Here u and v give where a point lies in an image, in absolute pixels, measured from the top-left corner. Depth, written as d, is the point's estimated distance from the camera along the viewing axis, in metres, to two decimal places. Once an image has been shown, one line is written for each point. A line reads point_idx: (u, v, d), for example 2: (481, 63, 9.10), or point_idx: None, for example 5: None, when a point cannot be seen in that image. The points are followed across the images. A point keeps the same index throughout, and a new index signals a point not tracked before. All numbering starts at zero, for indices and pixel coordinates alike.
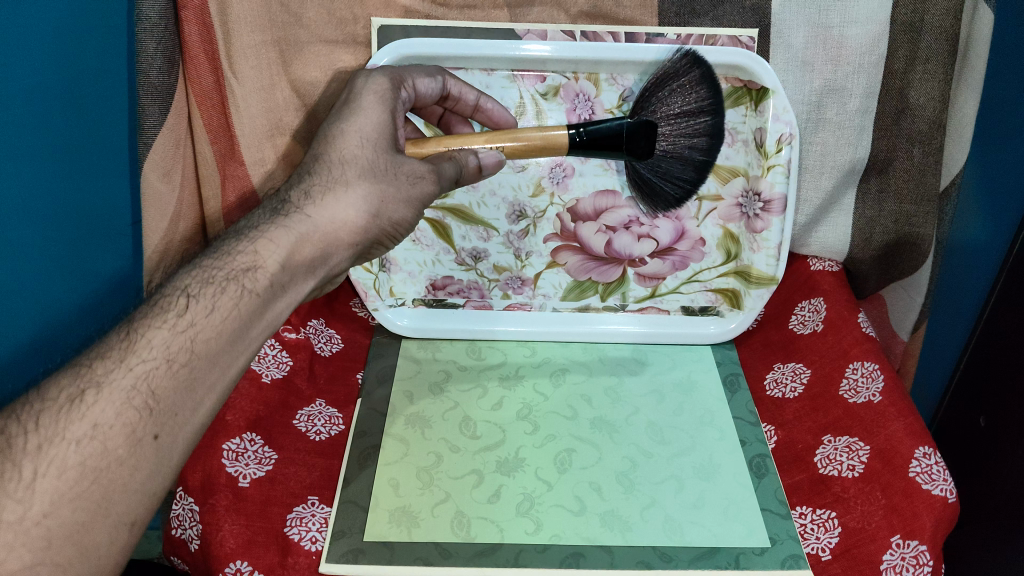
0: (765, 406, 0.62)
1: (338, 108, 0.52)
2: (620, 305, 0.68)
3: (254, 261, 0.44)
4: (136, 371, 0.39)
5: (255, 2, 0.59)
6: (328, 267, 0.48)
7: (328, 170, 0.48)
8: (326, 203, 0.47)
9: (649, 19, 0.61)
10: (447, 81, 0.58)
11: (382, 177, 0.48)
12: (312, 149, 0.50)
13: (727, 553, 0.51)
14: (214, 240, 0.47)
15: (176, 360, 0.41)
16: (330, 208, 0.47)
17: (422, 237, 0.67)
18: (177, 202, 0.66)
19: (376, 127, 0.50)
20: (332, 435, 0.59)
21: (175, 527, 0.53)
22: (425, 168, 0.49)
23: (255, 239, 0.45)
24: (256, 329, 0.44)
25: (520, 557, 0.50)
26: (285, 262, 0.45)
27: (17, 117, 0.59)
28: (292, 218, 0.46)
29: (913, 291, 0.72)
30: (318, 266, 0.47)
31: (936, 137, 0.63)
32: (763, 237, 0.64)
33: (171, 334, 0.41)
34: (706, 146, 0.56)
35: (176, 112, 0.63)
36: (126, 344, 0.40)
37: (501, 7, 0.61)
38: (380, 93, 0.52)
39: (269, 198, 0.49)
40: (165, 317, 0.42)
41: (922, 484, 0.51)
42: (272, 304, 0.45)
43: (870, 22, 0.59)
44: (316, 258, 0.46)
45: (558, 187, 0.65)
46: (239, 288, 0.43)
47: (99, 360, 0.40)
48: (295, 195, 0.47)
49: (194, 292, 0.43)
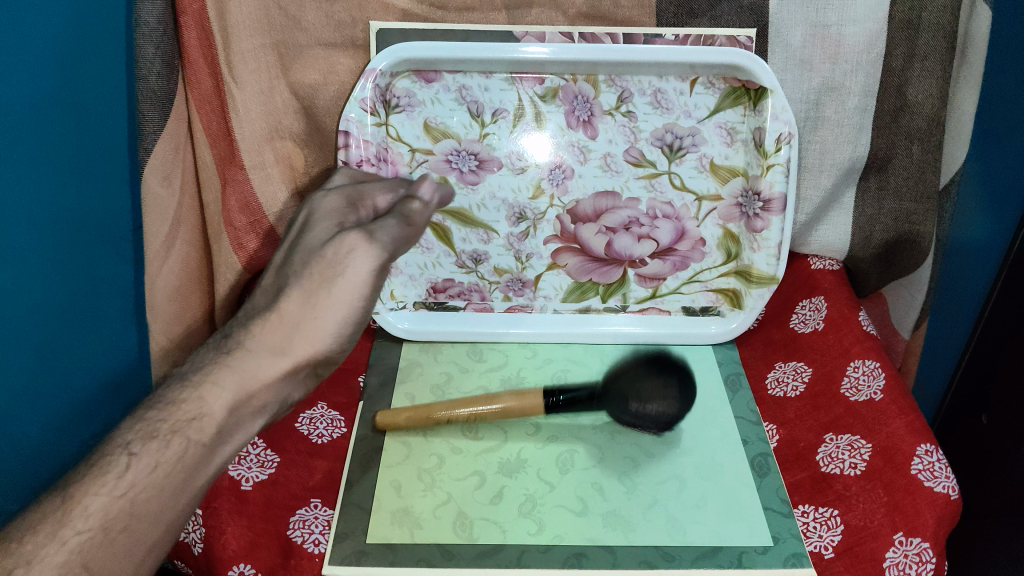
0: (767, 405, 0.62)
1: (294, 233, 0.49)
2: (620, 306, 0.68)
3: (198, 410, 0.42)
4: (69, 546, 0.39)
5: (255, 7, 0.60)
6: (281, 403, 0.46)
7: (269, 303, 0.45)
8: (269, 334, 0.44)
9: (647, 20, 0.62)
10: (410, 185, 0.52)
11: (313, 285, 0.43)
12: (267, 279, 0.48)
13: (729, 552, 0.51)
14: (161, 384, 0.45)
15: (112, 527, 0.40)
16: (275, 339, 0.44)
17: (422, 239, 0.67)
18: (178, 205, 0.66)
19: (316, 238, 0.46)
20: (335, 438, 0.59)
21: (179, 530, 0.53)
22: (351, 247, 0.43)
23: (200, 384, 0.43)
24: (203, 476, 0.43)
25: (522, 558, 0.50)
26: (230, 408, 0.43)
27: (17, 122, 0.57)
28: (234, 357, 0.44)
29: (914, 289, 0.73)
30: (268, 407, 0.45)
31: (935, 134, 0.63)
32: (763, 237, 0.64)
33: (108, 500, 0.40)
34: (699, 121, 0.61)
35: (176, 116, 0.63)
36: (62, 510, 0.39)
37: (499, 9, 0.61)
38: (331, 211, 0.49)
39: (224, 329, 0.48)
40: (103, 480, 0.40)
41: (924, 481, 0.51)
42: (219, 451, 0.44)
43: (868, 20, 0.59)
44: (266, 400, 0.44)
45: (558, 188, 0.65)
46: (182, 442, 0.42)
47: (30, 534, 0.39)
48: (241, 330, 0.45)
49: (135, 448, 0.41)
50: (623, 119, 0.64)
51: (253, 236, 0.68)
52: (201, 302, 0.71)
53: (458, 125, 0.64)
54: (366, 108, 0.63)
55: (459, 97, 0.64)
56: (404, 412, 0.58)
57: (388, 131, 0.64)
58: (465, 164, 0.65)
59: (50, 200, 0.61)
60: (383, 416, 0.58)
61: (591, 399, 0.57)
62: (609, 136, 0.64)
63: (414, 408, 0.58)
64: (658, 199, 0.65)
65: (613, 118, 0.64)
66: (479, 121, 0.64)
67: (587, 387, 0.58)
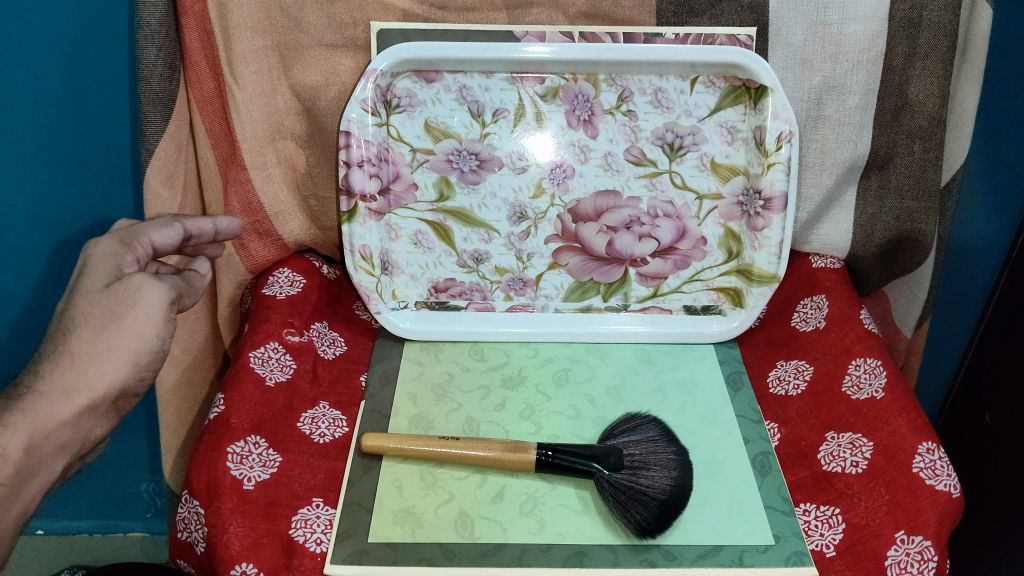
0: (769, 404, 0.61)
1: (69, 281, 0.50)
2: (622, 305, 0.68)
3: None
4: None
5: (256, 9, 0.60)
6: (82, 442, 0.49)
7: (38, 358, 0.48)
8: (42, 400, 0.46)
9: (647, 19, 0.62)
10: (185, 225, 0.55)
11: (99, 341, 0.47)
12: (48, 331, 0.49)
13: (731, 551, 0.51)
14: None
15: None
16: (46, 405, 0.46)
17: (424, 239, 0.67)
18: (180, 207, 0.68)
19: (96, 283, 0.49)
20: (337, 437, 0.58)
21: (181, 530, 0.53)
22: (123, 305, 0.48)
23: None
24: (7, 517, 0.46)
25: (524, 557, 0.50)
26: (25, 450, 0.46)
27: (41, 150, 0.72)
28: (24, 405, 0.46)
29: (916, 288, 0.73)
30: (71, 445, 0.48)
31: (936, 133, 0.63)
32: (764, 235, 0.64)
33: None
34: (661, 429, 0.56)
35: (178, 117, 0.64)
36: None
37: (499, 9, 0.61)
38: (108, 254, 0.50)
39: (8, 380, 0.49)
40: None
41: (926, 479, 0.51)
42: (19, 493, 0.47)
43: (869, 18, 0.60)
44: (64, 438, 0.48)
45: (558, 188, 0.65)
46: None
47: None
48: (25, 382, 0.47)
49: None
50: (623, 119, 0.64)
51: (255, 236, 0.68)
52: (205, 303, 0.73)
53: (459, 125, 0.64)
54: (367, 108, 0.62)
55: (459, 97, 0.64)
56: (398, 437, 0.56)
57: (389, 131, 0.64)
58: (465, 163, 0.65)
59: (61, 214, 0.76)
60: (374, 438, 0.56)
61: (590, 469, 0.54)
62: (609, 135, 0.64)
63: (410, 437, 0.56)
64: (658, 198, 0.65)
65: (614, 117, 0.64)
66: (480, 121, 0.64)
67: (592, 448, 0.55)
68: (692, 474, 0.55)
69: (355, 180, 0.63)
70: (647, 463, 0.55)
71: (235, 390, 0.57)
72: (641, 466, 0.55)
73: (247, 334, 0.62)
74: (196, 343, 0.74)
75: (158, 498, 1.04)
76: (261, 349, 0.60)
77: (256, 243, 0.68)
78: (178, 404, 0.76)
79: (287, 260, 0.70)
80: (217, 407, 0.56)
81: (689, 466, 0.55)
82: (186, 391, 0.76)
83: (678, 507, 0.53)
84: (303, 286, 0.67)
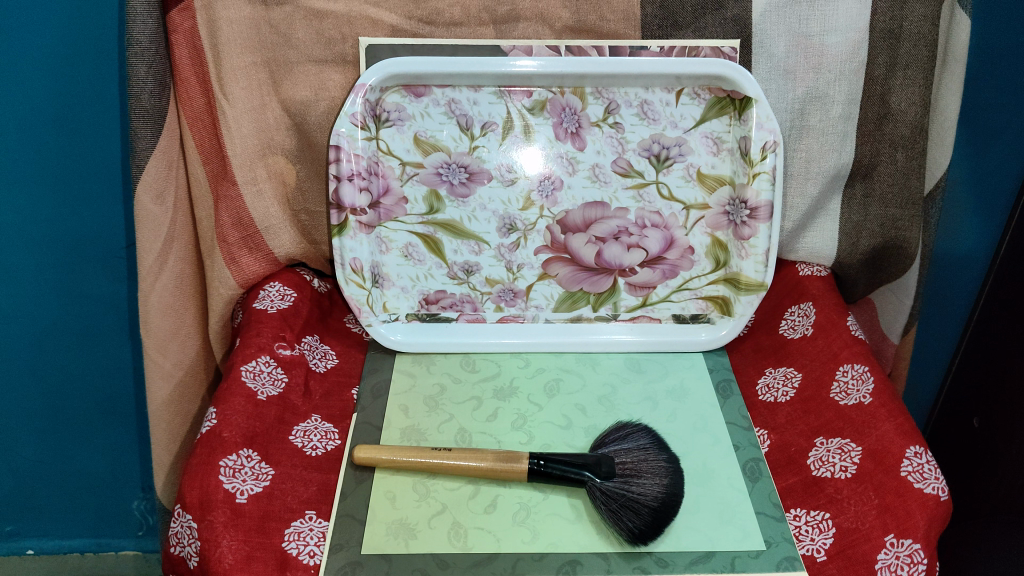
0: (758, 411, 0.62)
1: None
2: (611, 316, 0.69)
3: None
4: None
5: (245, 25, 0.61)
6: None
7: None
8: None
9: (632, 32, 0.63)
10: None
11: None
12: None
13: (723, 557, 0.51)
14: None
15: None
16: None
17: (414, 252, 0.68)
18: (171, 223, 0.68)
19: None
20: (328, 450, 0.58)
21: (174, 545, 0.53)
22: None
23: None
24: None
25: (517, 566, 0.50)
26: None
27: (39, 163, 0.76)
28: None
29: (902, 294, 0.74)
30: None
31: (919, 141, 0.64)
32: (751, 244, 0.65)
33: None
34: (661, 463, 0.56)
35: (168, 134, 0.65)
36: None
37: (487, 23, 0.62)
38: None
39: None
40: None
41: (914, 483, 0.52)
42: None
43: (850, 29, 0.61)
44: None
45: (547, 200, 0.66)
46: None
47: None
48: None
49: None
50: (610, 131, 0.65)
51: (246, 251, 0.68)
52: (196, 317, 0.73)
53: (448, 138, 0.65)
54: (357, 123, 0.63)
55: (448, 111, 0.64)
56: (391, 450, 0.56)
57: (379, 145, 0.65)
58: (455, 176, 0.66)
59: (56, 226, 0.80)
60: (367, 451, 0.56)
61: (583, 477, 0.54)
62: (597, 147, 0.65)
63: (403, 450, 0.56)
64: (647, 209, 0.66)
65: (601, 129, 0.65)
66: (469, 134, 0.65)
67: (585, 457, 0.56)
68: (683, 481, 0.55)
69: (346, 194, 0.64)
70: (640, 471, 0.55)
71: (227, 404, 0.57)
72: (633, 475, 0.55)
73: (238, 348, 0.62)
74: (188, 358, 0.74)
75: (150, 515, 1.04)
76: (253, 362, 0.60)
77: (247, 257, 0.68)
78: (170, 419, 0.76)
79: (278, 275, 0.69)
80: (211, 420, 0.56)
81: (681, 473, 0.55)
82: (179, 406, 0.75)
83: (671, 513, 0.53)
84: (294, 299, 0.67)
